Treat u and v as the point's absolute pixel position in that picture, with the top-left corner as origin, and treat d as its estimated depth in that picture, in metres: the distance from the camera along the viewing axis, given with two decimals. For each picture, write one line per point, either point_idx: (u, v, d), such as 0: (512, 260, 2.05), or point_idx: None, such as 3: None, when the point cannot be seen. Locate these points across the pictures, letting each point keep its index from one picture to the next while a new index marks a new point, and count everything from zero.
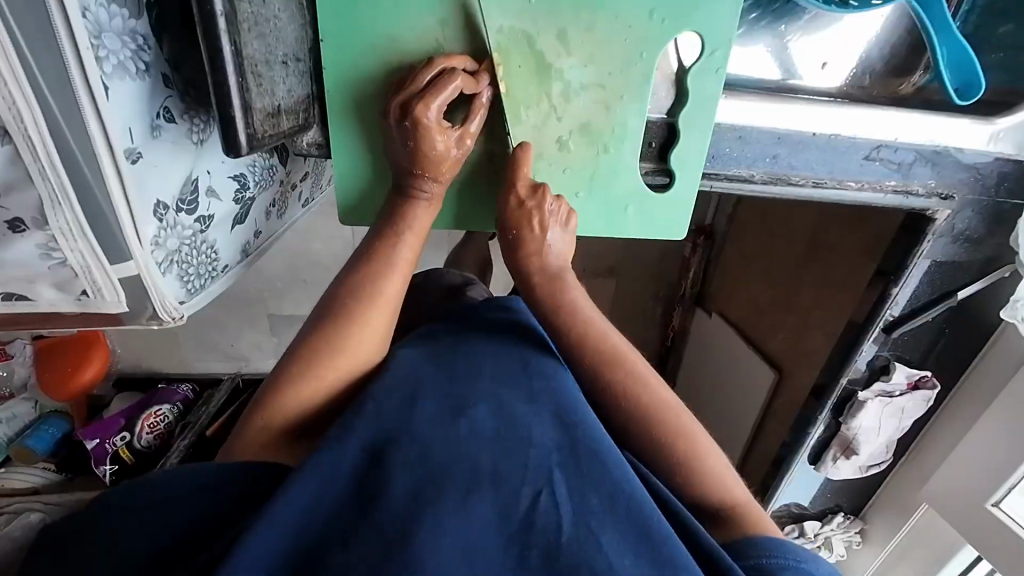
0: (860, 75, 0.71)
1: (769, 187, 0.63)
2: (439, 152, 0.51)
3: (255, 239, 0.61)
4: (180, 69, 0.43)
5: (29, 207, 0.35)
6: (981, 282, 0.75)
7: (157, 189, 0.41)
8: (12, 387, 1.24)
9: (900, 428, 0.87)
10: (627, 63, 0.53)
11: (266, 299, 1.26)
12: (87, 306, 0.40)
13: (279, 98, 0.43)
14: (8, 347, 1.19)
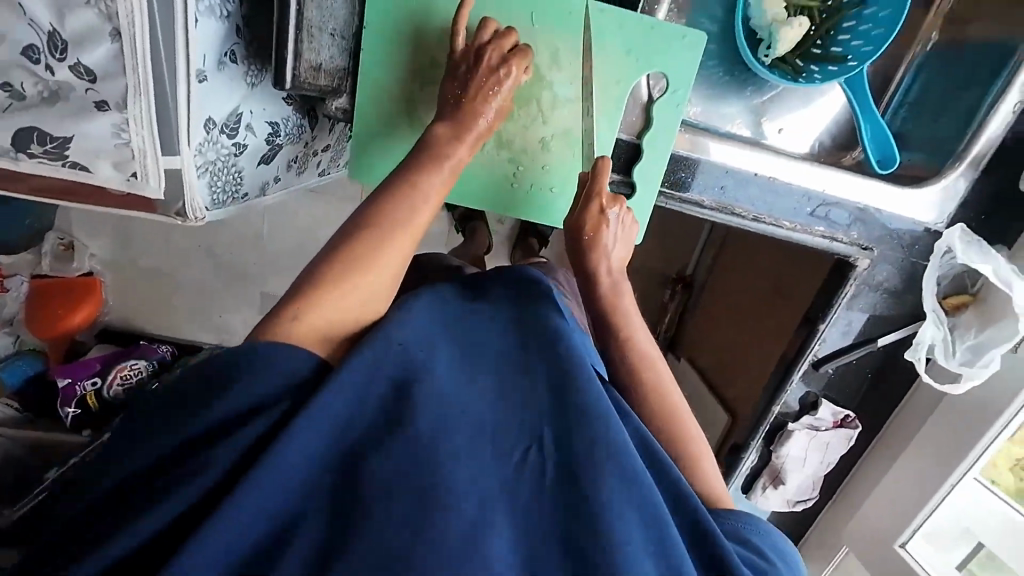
0: (821, 144, 0.84)
1: (713, 212, 0.74)
2: (469, 109, 0.59)
3: (273, 183, 0.71)
4: (253, 27, 0.55)
5: (116, 94, 0.45)
6: (902, 332, 0.83)
7: (211, 110, 0.51)
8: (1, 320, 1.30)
9: (825, 463, 0.93)
10: (606, 82, 0.65)
11: (261, 274, 1.34)
12: (132, 187, 0.49)
13: (321, 59, 0.55)
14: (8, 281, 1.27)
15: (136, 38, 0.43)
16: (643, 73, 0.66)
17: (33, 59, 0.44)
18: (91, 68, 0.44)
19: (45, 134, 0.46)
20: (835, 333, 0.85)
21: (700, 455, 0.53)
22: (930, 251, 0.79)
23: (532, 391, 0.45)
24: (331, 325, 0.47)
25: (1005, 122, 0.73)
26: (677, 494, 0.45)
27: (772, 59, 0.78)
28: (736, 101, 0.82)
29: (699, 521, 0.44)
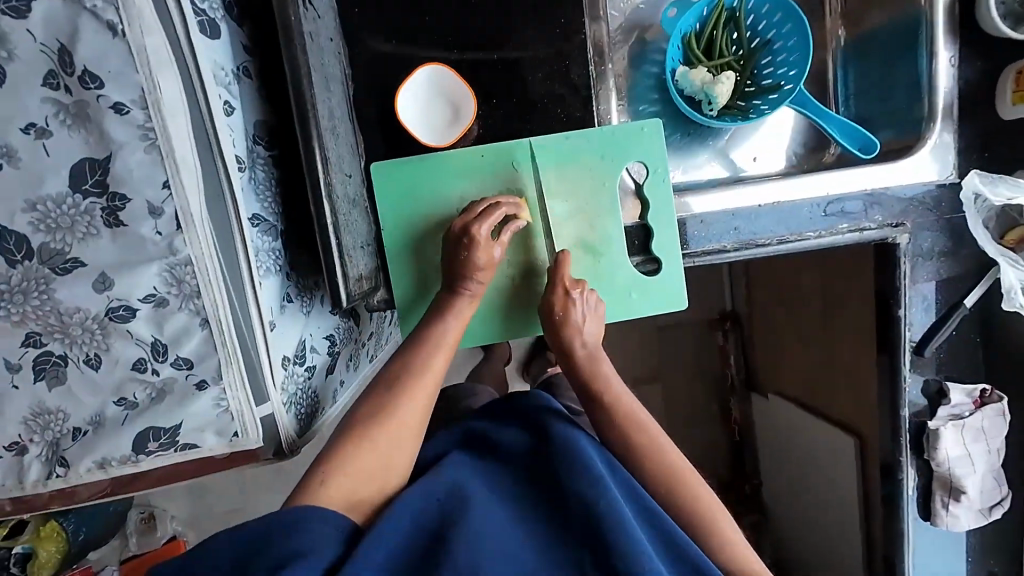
0: None
1: (971, 187, 0.77)
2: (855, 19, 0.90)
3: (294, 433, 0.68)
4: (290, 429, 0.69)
5: (212, 370, 0.51)
6: (982, 286, 0.80)
7: (207, 425, 0.52)
8: None
9: (994, 451, 0.83)
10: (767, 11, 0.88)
11: None
12: (237, 444, 0.53)
13: None
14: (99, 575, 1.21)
15: (91, 433, 0.51)
16: (624, 166, 0.74)
17: (76, 438, 0.51)
18: (68, 456, 0.51)
19: (161, 429, 0.51)
20: (918, 314, 0.82)
21: (833, 356, 1.14)
22: (958, 204, 0.79)
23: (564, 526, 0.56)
24: (372, 479, 0.59)
25: (951, 75, 0.78)
26: (669, 536, 0.56)
27: (718, 110, 0.88)
28: (702, 151, 0.91)
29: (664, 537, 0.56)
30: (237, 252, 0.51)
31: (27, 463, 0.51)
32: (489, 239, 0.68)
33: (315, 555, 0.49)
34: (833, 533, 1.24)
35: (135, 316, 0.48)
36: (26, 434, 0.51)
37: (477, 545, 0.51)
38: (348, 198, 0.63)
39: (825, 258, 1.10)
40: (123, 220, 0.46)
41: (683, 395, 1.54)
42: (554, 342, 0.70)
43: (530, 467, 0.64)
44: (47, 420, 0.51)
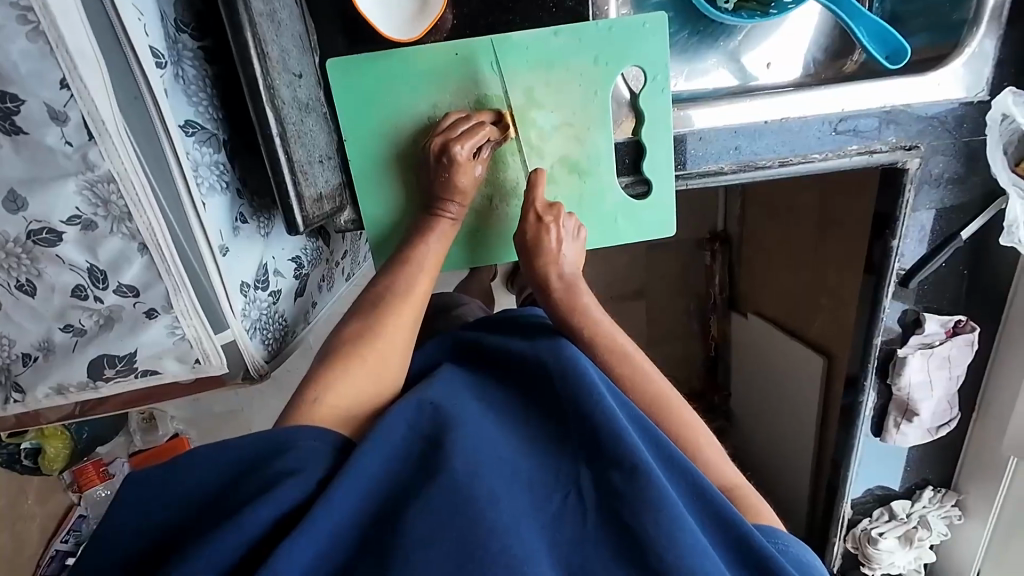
0: None
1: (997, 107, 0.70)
2: None
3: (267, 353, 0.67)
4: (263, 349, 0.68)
5: (160, 298, 0.47)
6: (982, 217, 0.78)
7: (164, 352, 0.50)
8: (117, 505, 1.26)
9: (954, 378, 0.87)
10: None
11: None
12: (199, 371, 0.52)
13: None
14: (109, 469, 1.25)
15: (42, 360, 0.49)
16: (620, 72, 0.65)
17: (26, 364, 0.49)
18: (23, 381, 0.50)
19: (115, 356, 0.50)
20: (910, 246, 0.80)
21: (823, 277, 1.13)
22: (981, 125, 0.72)
23: (565, 454, 0.48)
24: (357, 402, 0.52)
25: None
26: (683, 468, 0.48)
27: (734, 3, 0.77)
28: (711, 53, 0.80)
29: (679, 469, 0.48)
30: (170, 166, 0.45)
31: None
32: (470, 159, 0.62)
33: (300, 473, 0.43)
34: (791, 438, 1.34)
35: (62, 239, 0.44)
36: None
37: (468, 458, 0.44)
38: (299, 103, 0.55)
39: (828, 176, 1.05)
40: (21, 126, 0.39)
41: (664, 314, 1.52)
42: (533, 279, 0.66)
43: (526, 384, 0.56)
44: None
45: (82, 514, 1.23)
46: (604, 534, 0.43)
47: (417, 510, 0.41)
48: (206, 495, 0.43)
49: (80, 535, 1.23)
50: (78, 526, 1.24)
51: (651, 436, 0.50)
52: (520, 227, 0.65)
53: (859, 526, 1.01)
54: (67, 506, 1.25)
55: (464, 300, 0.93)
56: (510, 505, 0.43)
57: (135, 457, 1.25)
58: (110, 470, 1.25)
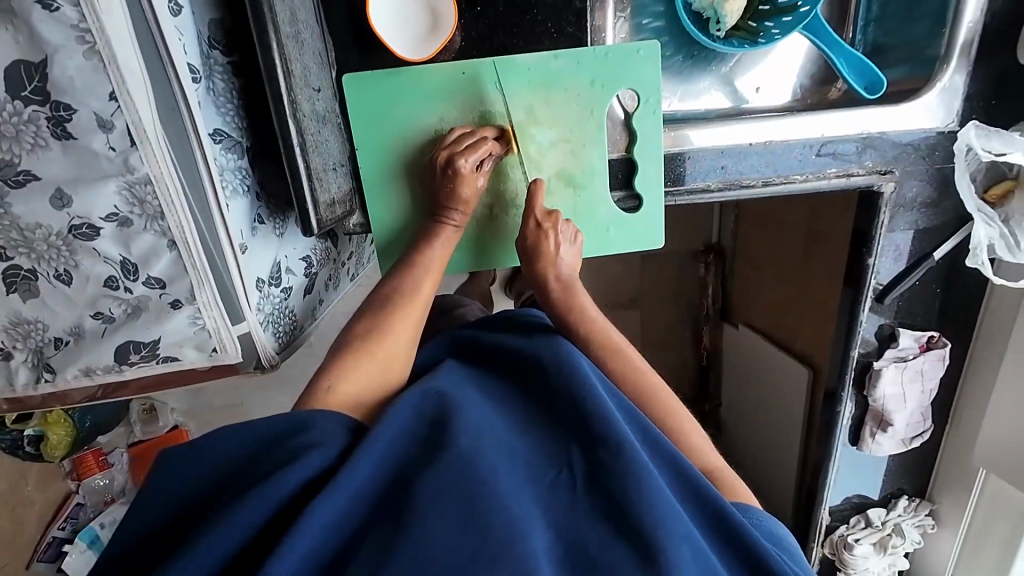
0: None
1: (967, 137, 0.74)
2: None
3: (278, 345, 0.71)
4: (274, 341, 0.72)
5: (184, 290, 0.52)
6: (953, 239, 0.82)
7: (185, 340, 0.54)
8: (115, 494, 1.29)
9: (927, 391, 0.91)
10: None
11: None
12: (216, 359, 0.56)
13: None
14: (109, 458, 1.28)
15: (72, 344, 0.53)
16: (614, 95, 0.70)
17: (57, 347, 0.53)
18: (54, 363, 0.54)
19: (140, 342, 0.54)
20: (886, 263, 0.85)
21: (809, 291, 1.18)
22: (953, 152, 0.77)
23: (560, 443, 0.51)
24: (367, 393, 0.57)
25: (980, 6, 0.71)
26: (675, 460, 0.52)
27: (725, 31, 0.82)
28: (704, 76, 0.85)
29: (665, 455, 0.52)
30: (200, 171, 0.50)
31: (14, 367, 0.54)
32: (474, 171, 0.66)
33: (318, 450, 0.47)
34: (777, 447, 1.38)
35: (100, 234, 0.48)
36: (9, 342, 0.53)
37: (471, 436, 0.48)
38: (317, 115, 0.60)
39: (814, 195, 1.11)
40: (72, 132, 0.44)
41: (657, 322, 1.56)
42: (534, 280, 0.70)
43: (523, 378, 0.60)
44: (26, 329, 0.52)
45: (80, 502, 1.26)
46: (592, 507, 0.47)
47: (428, 477, 0.45)
48: (228, 471, 0.47)
49: (77, 523, 1.26)
50: (76, 514, 1.26)
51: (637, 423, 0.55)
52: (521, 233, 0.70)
53: (837, 532, 1.05)
54: (65, 494, 1.27)
55: (465, 302, 0.97)
56: (507, 477, 0.47)
57: (134, 447, 1.29)
58: (110, 460, 1.28)
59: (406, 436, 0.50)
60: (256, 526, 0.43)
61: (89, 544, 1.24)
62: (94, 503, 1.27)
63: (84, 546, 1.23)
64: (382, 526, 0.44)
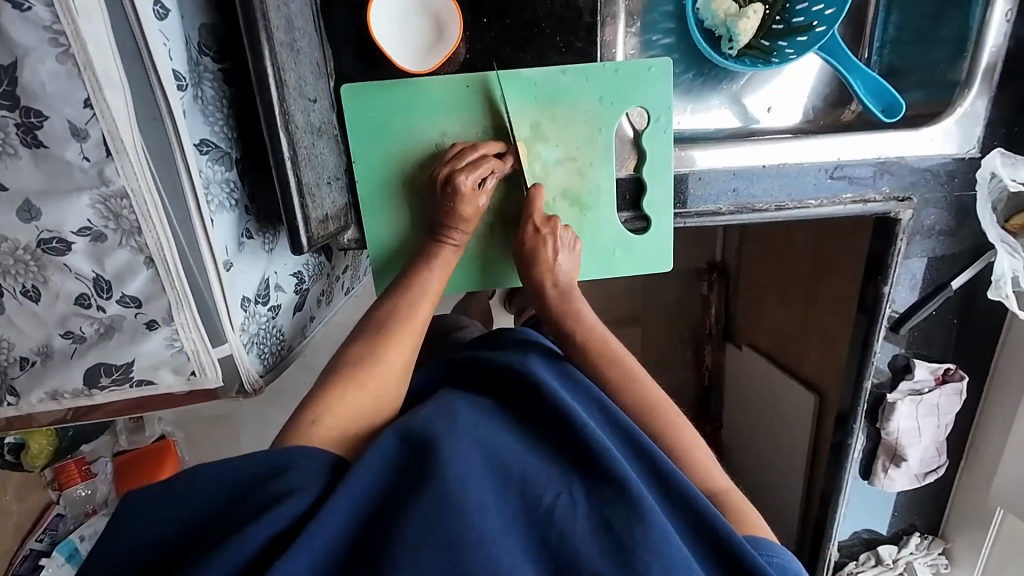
0: None
1: (987, 166, 0.73)
2: None
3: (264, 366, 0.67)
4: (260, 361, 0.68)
5: (161, 310, 0.48)
6: (969, 271, 0.79)
7: (161, 362, 0.51)
8: (96, 505, 1.24)
9: (943, 426, 0.87)
10: None
11: None
12: (194, 383, 0.52)
13: None
14: (93, 467, 1.23)
15: (39, 364, 0.50)
16: (623, 113, 0.67)
17: (22, 367, 0.50)
18: (19, 384, 0.50)
19: (112, 364, 0.50)
20: (901, 292, 0.81)
21: (817, 316, 1.14)
22: (973, 180, 0.74)
23: (555, 471, 0.48)
24: (356, 427, 0.53)
25: (1002, 30, 0.69)
26: (681, 492, 0.48)
27: (738, 49, 0.79)
28: (714, 95, 0.83)
29: (669, 488, 0.49)
30: (182, 184, 0.46)
31: None
32: (475, 189, 0.63)
33: (299, 492, 0.43)
34: (780, 474, 1.34)
35: (71, 249, 0.45)
36: None
37: (462, 465, 0.45)
38: (311, 127, 0.57)
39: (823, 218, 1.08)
40: (43, 141, 0.40)
41: (657, 341, 1.52)
42: (531, 287, 0.68)
43: (519, 403, 0.56)
44: None
45: (60, 513, 1.21)
46: (591, 545, 0.43)
47: (407, 523, 0.41)
48: (201, 513, 0.44)
49: (55, 536, 1.20)
50: (55, 526, 1.20)
51: (639, 450, 0.52)
52: (518, 236, 0.67)
53: (846, 568, 1.01)
54: (44, 506, 1.22)
55: (465, 323, 0.94)
56: (500, 518, 0.43)
57: (118, 456, 1.25)
58: (93, 469, 1.23)
59: (392, 475, 0.46)
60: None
61: (68, 558, 1.18)
62: (75, 514, 1.23)
63: (60, 561, 1.16)
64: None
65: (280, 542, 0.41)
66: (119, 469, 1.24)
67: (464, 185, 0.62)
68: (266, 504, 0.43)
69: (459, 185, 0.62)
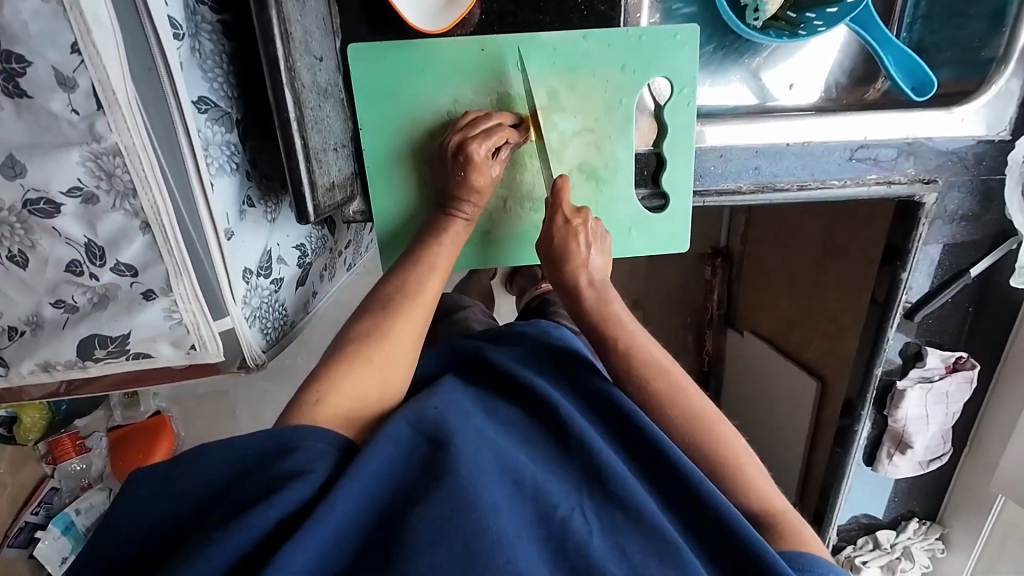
0: None
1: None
2: None
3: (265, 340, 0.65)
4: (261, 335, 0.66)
5: (159, 280, 0.45)
6: (990, 258, 0.78)
7: (157, 334, 0.48)
8: (92, 479, 1.23)
9: (951, 414, 0.87)
10: None
11: None
12: (194, 357, 0.50)
13: None
14: (87, 442, 1.21)
15: (27, 334, 0.47)
16: (647, 82, 0.64)
17: (8, 337, 0.47)
18: (7, 355, 0.48)
19: (107, 336, 0.48)
20: (918, 279, 0.80)
21: (825, 304, 1.12)
22: (1000, 164, 0.72)
23: (563, 474, 0.47)
24: (362, 406, 0.51)
25: None
26: (689, 498, 0.49)
27: (763, 20, 0.76)
28: (735, 69, 0.79)
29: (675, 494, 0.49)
30: (179, 144, 0.43)
31: None
32: (488, 159, 0.60)
33: (305, 476, 0.42)
34: (778, 460, 1.34)
35: (60, 211, 0.42)
36: None
37: (477, 472, 0.43)
38: (318, 88, 0.53)
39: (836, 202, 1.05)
40: (25, 90, 0.37)
41: (659, 326, 1.51)
42: (562, 285, 0.63)
43: (526, 401, 0.55)
44: None
45: (55, 487, 1.19)
46: (605, 547, 0.43)
47: (419, 514, 0.40)
48: (205, 495, 0.42)
49: (50, 509, 1.19)
50: (50, 499, 1.19)
51: (654, 461, 0.51)
52: (546, 228, 0.63)
53: (843, 552, 1.02)
54: (40, 478, 1.20)
55: (469, 303, 0.92)
56: (508, 508, 0.42)
57: (114, 431, 1.23)
58: (88, 444, 1.21)
59: (401, 457, 0.45)
60: (231, 559, 0.37)
61: (63, 531, 1.18)
62: (70, 487, 1.21)
63: (57, 533, 1.17)
64: (376, 562, 0.39)
65: (288, 526, 0.39)
66: (115, 443, 1.21)
67: (477, 154, 0.59)
68: (273, 486, 0.41)
69: (472, 154, 0.59)
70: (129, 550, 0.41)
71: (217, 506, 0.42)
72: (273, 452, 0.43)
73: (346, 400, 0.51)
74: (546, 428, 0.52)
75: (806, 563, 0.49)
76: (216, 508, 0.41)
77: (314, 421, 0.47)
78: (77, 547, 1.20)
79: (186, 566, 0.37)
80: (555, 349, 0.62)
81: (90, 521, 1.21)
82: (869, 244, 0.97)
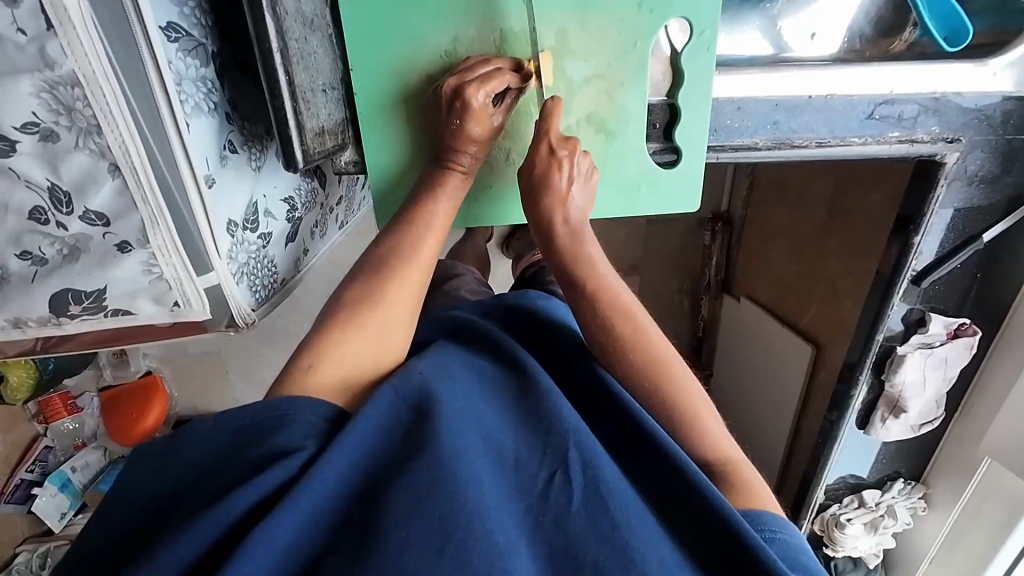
0: None
1: None
2: None
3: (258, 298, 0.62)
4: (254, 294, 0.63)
5: (134, 231, 0.42)
6: (1004, 222, 0.76)
7: (134, 288, 0.45)
8: (86, 438, 1.22)
9: (947, 379, 0.88)
10: None
11: None
12: (179, 314, 0.46)
13: None
14: (78, 402, 1.19)
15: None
16: (664, 24, 0.58)
17: None
18: None
19: (81, 291, 0.44)
20: (929, 242, 0.78)
21: (826, 269, 1.10)
22: None
23: (545, 451, 0.45)
24: (356, 372, 0.49)
25: None
26: (680, 480, 0.45)
27: None
28: (755, 14, 0.73)
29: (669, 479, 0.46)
30: (149, 76, 0.38)
31: None
32: (487, 107, 0.56)
33: (289, 448, 0.40)
34: (767, 424, 1.37)
35: (16, 150, 0.37)
36: None
37: (457, 436, 0.42)
38: (303, 18, 0.48)
39: (845, 163, 1.01)
40: None
41: (657, 290, 1.48)
42: (537, 219, 0.59)
43: (517, 375, 0.52)
44: None
45: (49, 445, 1.19)
46: (588, 530, 0.41)
47: (409, 488, 0.38)
48: (188, 465, 0.40)
49: (46, 467, 1.19)
50: (45, 457, 1.19)
51: (635, 436, 0.49)
52: (529, 157, 0.58)
53: (828, 511, 1.06)
54: (32, 437, 1.19)
55: (463, 270, 0.89)
56: (495, 484, 0.41)
57: (104, 391, 1.19)
58: (79, 404, 1.19)
59: (390, 429, 0.43)
60: (213, 534, 0.36)
61: (60, 488, 1.19)
62: (65, 446, 1.21)
63: (54, 490, 1.17)
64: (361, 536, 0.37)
65: (272, 501, 0.38)
66: (105, 403, 1.19)
67: (477, 100, 0.54)
68: (257, 457, 0.39)
69: (472, 100, 0.54)
70: (110, 519, 0.40)
71: (207, 475, 0.40)
72: (260, 422, 0.42)
73: (338, 367, 0.48)
74: (532, 397, 0.49)
75: (785, 532, 0.46)
76: (206, 479, 0.40)
77: (306, 389, 0.46)
78: (75, 503, 1.21)
79: (168, 541, 0.36)
80: (546, 320, 0.61)
81: (88, 478, 1.22)
82: (874, 208, 0.94)
